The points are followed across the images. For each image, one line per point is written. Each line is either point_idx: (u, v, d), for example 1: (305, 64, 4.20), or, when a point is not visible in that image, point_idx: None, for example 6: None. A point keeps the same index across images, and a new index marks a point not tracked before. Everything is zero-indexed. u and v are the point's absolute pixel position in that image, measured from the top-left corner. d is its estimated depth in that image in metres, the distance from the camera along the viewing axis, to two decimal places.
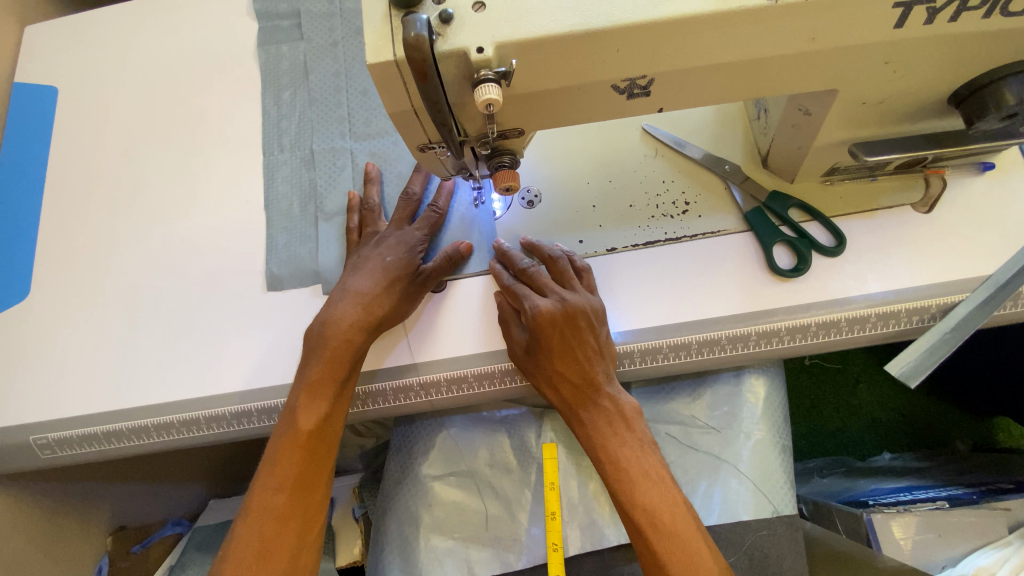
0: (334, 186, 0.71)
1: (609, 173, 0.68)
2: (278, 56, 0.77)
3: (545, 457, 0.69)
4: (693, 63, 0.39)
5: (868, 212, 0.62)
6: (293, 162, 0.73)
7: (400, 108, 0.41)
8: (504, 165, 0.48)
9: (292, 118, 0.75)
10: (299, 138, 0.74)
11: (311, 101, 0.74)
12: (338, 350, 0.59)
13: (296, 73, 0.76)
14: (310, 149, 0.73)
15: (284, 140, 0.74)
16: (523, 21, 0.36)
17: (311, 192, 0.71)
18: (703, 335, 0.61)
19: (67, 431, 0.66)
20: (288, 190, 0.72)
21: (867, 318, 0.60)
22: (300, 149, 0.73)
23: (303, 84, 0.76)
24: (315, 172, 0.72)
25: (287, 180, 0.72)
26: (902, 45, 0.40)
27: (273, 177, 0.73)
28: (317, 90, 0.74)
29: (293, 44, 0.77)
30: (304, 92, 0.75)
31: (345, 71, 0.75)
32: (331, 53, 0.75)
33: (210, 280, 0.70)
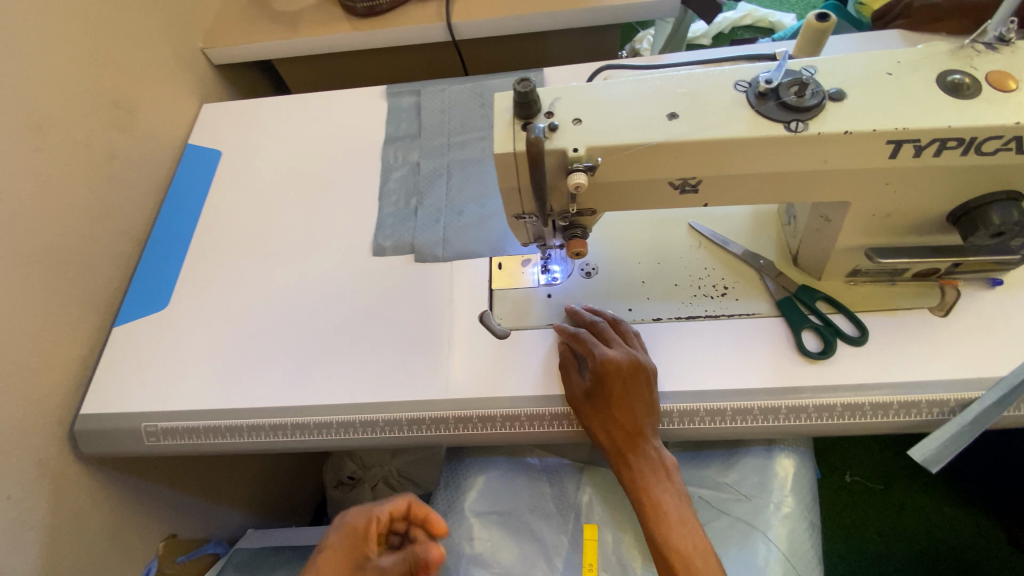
0: (432, 185, 0.91)
1: (658, 256, 0.80)
2: (401, 103, 1.03)
3: (586, 537, 0.74)
4: (732, 171, 0.52)
5: (888, 311, 0.71)
6: (403, 168, 0.94)
7: (510, 185, 0.55)
8: (576, 236, 0.62)
9: (405, 140, 0.98)
10: (409, 154, 0.96)
11: (420, 132, 0.98)
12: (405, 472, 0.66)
13: (412, 112, 1.01)
14: (416, 161, 0.94)
15: (397, 155, 0.96)
16: (608, 134, 0.51)
17: (413, 189, 0.91)
18: (736, 403, 0.68)
19: (174, 422, 0.78)
20: (396, 188, 0.93)
21: (890, 405, 0.66)
22: (408, 160, 0.95)
23: (416, 120, 1.00)
24: (418, 176, 0.92)
25: (396, 181, 0.93)
26: (898, 172, 0.52)
27: (386, 178, 0.94)
28: (427, 123, 0.99)
29: (413, 93, 1.04)
30: (417, 125, 0.99)
31: (448, 109, 1.00)
32: (440, 101, 1.01)
33: (312, 310, 0.83)
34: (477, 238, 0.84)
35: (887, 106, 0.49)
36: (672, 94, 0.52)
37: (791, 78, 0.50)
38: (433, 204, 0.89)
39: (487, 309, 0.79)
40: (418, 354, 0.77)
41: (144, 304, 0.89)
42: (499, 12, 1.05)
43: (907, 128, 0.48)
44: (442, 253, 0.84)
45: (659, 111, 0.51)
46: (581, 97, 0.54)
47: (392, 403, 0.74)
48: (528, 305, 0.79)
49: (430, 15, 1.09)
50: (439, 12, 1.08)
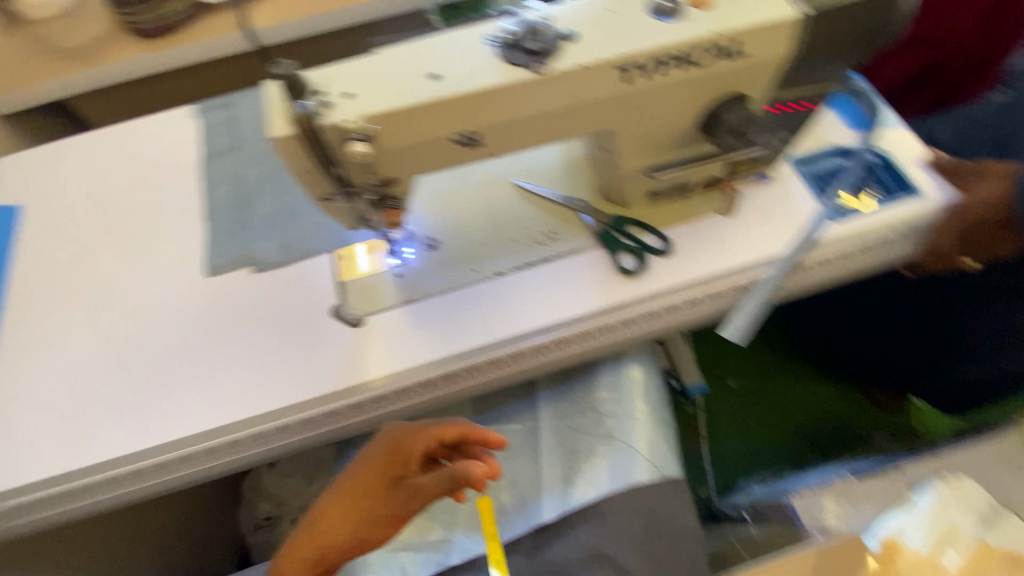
0: (260, 195, 0.90)
1: (493, 216, 0.85)
2: (214, 118, 0.99)
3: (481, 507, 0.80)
4: (501, 117, 0.58)
5: (686, 222, 0.81)
6: (228, 183, 0.92)
7: (301, 167, 0.56)
8: (391, 207, 0.64)
9: (224, 155, 0.95)
10: (231, 168, 0.93)
11: (238, 145, 0.95)
12: (371, 461, 0.69)
13: (228, 125, 0.98)
14: (240, 173, 0.92)
15: (219, 171, 0.93)
16: (378, 101, 0.54)
17: (242, 202, 0.89)
18: (577, 328, 0.76)
19: (8, 502, 0.71)
20: (223, 205, 0.90)
21: (699, 298, 0.77)
22: (232, 174, 0.92)
23: (233, 133, 0.97)
24: (244, 189, 0.90)
25: (223, 197, 0.90)
26: (640, 95, 0.60)
27: (211, 196, 0.91)
28: (244, 134, 0.96)
29: (225, 107, 1.01)
30: (234, 137, 0.96)
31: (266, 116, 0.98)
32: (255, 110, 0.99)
33: (155, 346, 0.79)
34: (315, 237, 0.85)
35: (611, 38, 0.56)
36: (432, 56, 0.56)
37: (529, 26, 0.56)
38: (264, 213, 0.88)
39: (339, 301, 0.80)
40: (275, 363, 0.76)
41: None
42: (298, 13, 1.05)
43: (628, 54, 0.56)
44: (284, 259, 0.83)
45: (422, 73, 0.55)
46: (348, 72, 0.56)
47: (256, 417, 0.73)
48: (377, 289, 0.80)
49: (227, 26, 1.06)
50: (237, 21, 1.06)
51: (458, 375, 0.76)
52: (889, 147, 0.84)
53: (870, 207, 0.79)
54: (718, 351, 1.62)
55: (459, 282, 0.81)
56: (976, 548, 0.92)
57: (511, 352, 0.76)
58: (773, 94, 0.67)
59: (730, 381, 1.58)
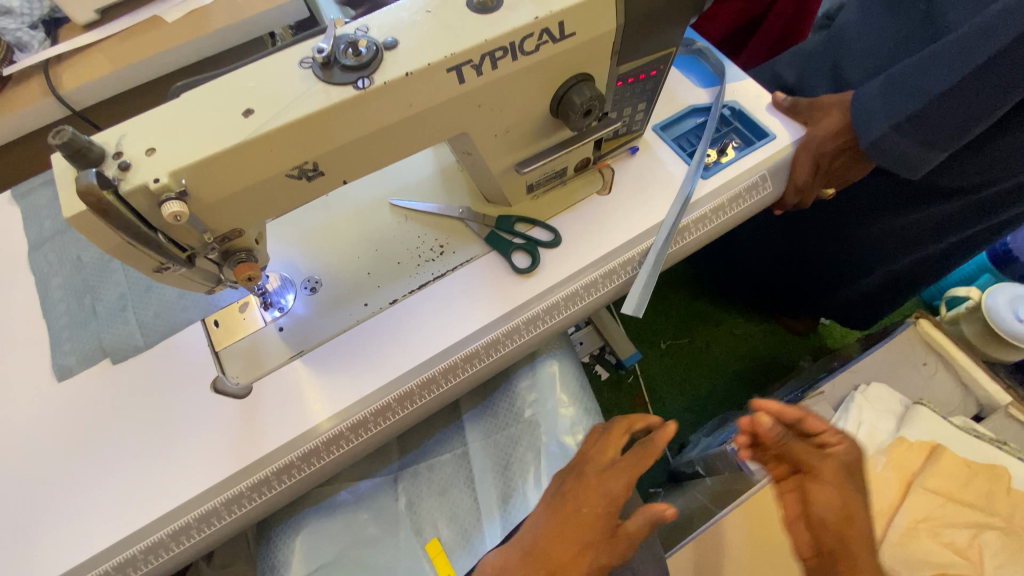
0: (106, 274, 0.79)
1: (374, 242, 0.80)
2: (35, 200, 0.87)
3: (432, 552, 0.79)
4: (336, 143, 0.53)
5: (568, 208, 0.81)
6: (65, 270, 0.80)
7: (114, 243, 0.49)
8: (241, 260, 0.58)
9: (54, 238, 0.83)
10: (65, 251, 0.81)
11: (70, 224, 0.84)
12: (587, 505, 0.63)
13: (53, 205, 0.86)
14: (78, 255, 0.81)
15: (51, 257, 0.81)
16: (185, 152, 0.48)
17: (84, 287, 0.78)
18: (484, 339, 0.73)
19: None
20: (63, 295, 0.79)
21: (597, 280, 0.77)
22: (67, 258, 0.81)
23: (60, 212, 0.85)
24: (84, 272, 0.80)
25: (61, 286, 0.79)
26: (480, 94, 0.58)
27: (47, 288, 0.79)
28: None
29: (46, 184, 0.88)
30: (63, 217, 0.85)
31: None
32: None
33: (7, 477, 0.67)
34: (181, 310, 0.76)
35: (434, 39, 0.53)
36: (240, 91, 0.50)
37: (345, 40, 0.52)
38: (115, 294, 0.78)
39: (219, 373, 0.72)
40: (159, 457, 0.67)
41: None
42: (115, 64, 0.95)
43: (454, 54, 0.53)
44: (145, 340, 0.74)
45: (233, 112, 0.50)
46: (148, 124, 0.49)
47: (146, 525, 0.64)
48: (260, 350, 0.73)
49: (31, 92, 0.93)
50: (43, 85, 0.94)
51: (367, 423, 0.71)
52: (738, 98, 0.87)
53: (731, 157, 0.82)
54: (647, 317, 1.65)
55: (352, 321, 0.75)
56: (898, 447, 0.96)
57: (421, 382, 0.72)
58: (616, 68, 0.67)
59: (664, 344, 1.62)
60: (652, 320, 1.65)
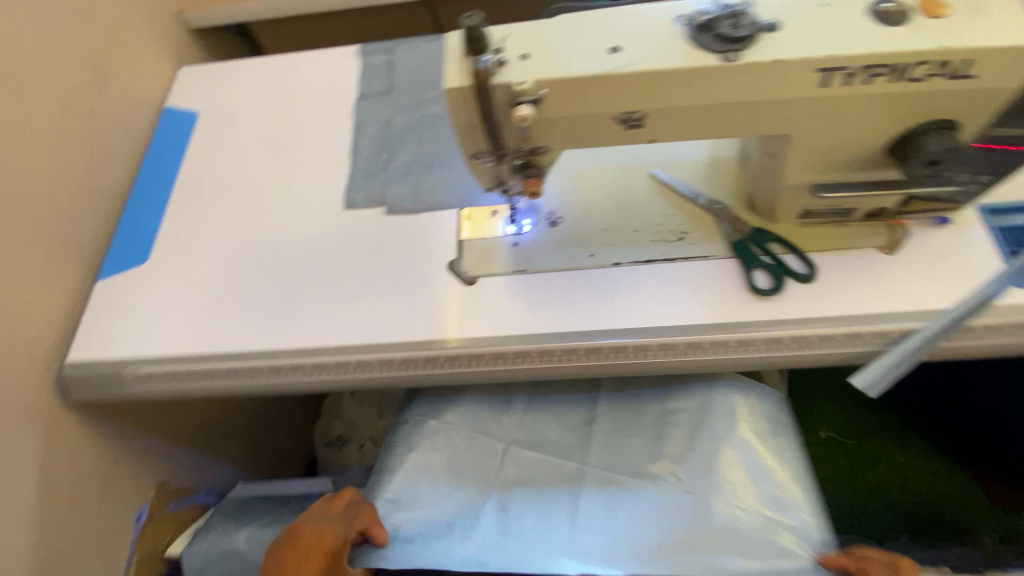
0: (404, 142, 0.94)
1: (621, 204, 0.82)
2: (373, 61, 1.05)
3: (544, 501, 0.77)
4: (671, 104, 0.55)
5: (837, 250, 0.74)
6: (376, 125, 0.97)
7: (463, 121, 0.57)
8: (532, 175, 0.64)
9: (376, 98, 1.00)
10: (382, 111, 0.98)
11: (392, 92, 1.00)
12: None
13: (384, 70, 1.04)
14: (389, 118, 0.97)
15: (371, 112, 0.99)
16: (553, 67, 0.53)
17: (385, 144, 0.94)
18: (688, 337, 0.71)
19: (155, 367, 0.78)
20: (369, 144, 0.95)
21: (835, 337, 0.69)
22: (381, 117, 0.97)
23: (387, 80, 1.02)
24: (390, 133, 0.95)
25: (369, 137, 0.96)
26: (831, 102, 0.55)
27: (360, 134, 0.96)
28: (399, 82, 1.02)
29: (386, 52, 1.06)
30: (388, 85, 1.01)
31: (422, 70, 1.03)
32: (414, 61, 1.05)
33: (288, 261, 0.83)
34: (446, 192, 0.88)
35: (815, 35, 0.52)
36: (615, 29, 0.54)
37: (729, 12, 0.52)
38: (404, 160, 0.92)
39: (454, 257, 0.81)
40: (390, 300, 0.78)
41: (124, 256, 0.89)
42: None
43: (831, 56, 0.51)
44: (412, 204, 0.87)
45: (602, 46, 0.54)
46: (530, 33, 0.56)
47: (361, 344, 0.75)
48: (492, 253, 0.81)
49: None
50: None
51: (552, 354, 0.73)
52: None
53: None
54: (814, 397, 1.48)
55: (570, 265, 0.78)
56: None
57: (614, 345, 0.72)
58: (993, 125, 0.58)
59: (820, 433, 1.43)
60: (817, 403, 1.47)
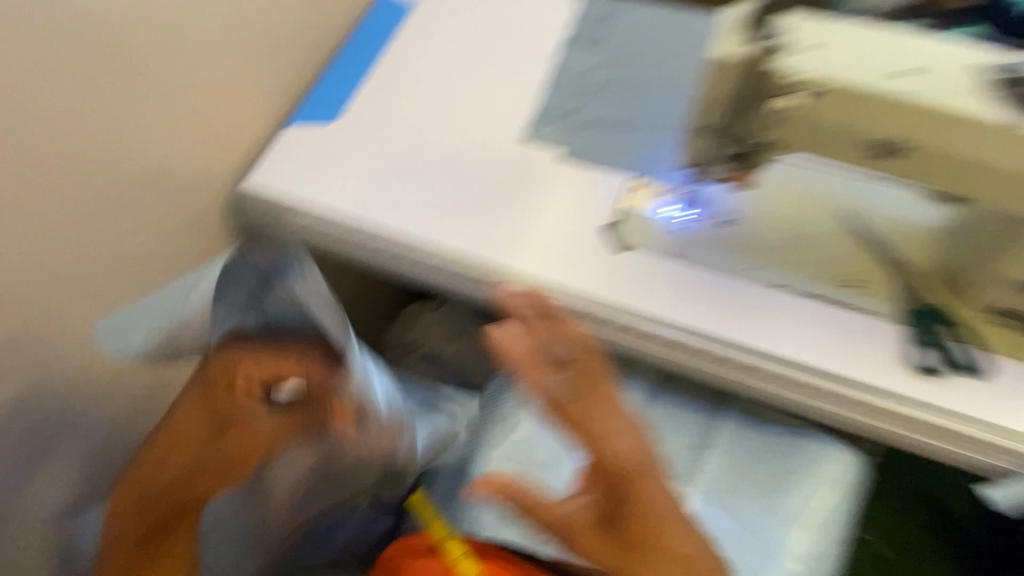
0: (601, 92, 0.94)
1: (799, 231, 0.78)
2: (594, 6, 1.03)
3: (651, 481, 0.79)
4: (933, 145, 0.54)
5: (1016, 361, 0.70)
6: (579, 68, 0.96)
7: (721, 91, 0.59)
8: (749, 168, 0.63)
9: (585, 41, 0.99)
10: (586, 56, 0.98)
11: (603, 41, 0.99)
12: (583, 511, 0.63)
13: (601, 17, 1.02)
14: (592, 65, 0.97)
15: (577, 53, 0.98)
16: (836, 70, 0.54)
17: (582, 89, 0.94)
18: (827, 384, 0.71)
19: (319, 220, 0.85)
20: (566, 83, 0.95)
21: (983, 442, 0.67)
22: (584, 62, 0.97)
23: (602, 28, 1.01)
24: (590, 80, 0.95)
25: (569, 77, 0.95)
26: None
27: (560, 71, 0.96)
28: (613, 33, 1.00)
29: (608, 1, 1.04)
30: (601, 32, 1.00)
31: (638, 28, 1.01)
32: (633, 16, 1.02)
33: (461, 167, 0.86)
34: (621, 156, 0.87)
35: None
36: (901, 56, 0.55)
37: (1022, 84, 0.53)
38: (596, 111, 0.92)
39: (616, 222, 0.81)
40: (540, 238, 0.80)
41: (318, 111, 0.94)
42: None
43: None
44: (586, 157, 0.87)
45: (887, 69, 0.55)
46: (816, 30, 0.57)
47: (506, 270, 0.78)
48: (653, 230, 0.80)
49: None
50: None
51: (689, 346, 0.74)
52: None
53: None
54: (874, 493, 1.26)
55: (738, 271, 0.77)
56: None
57: (747, 363, 0.72)
58: None
59: None
60: None
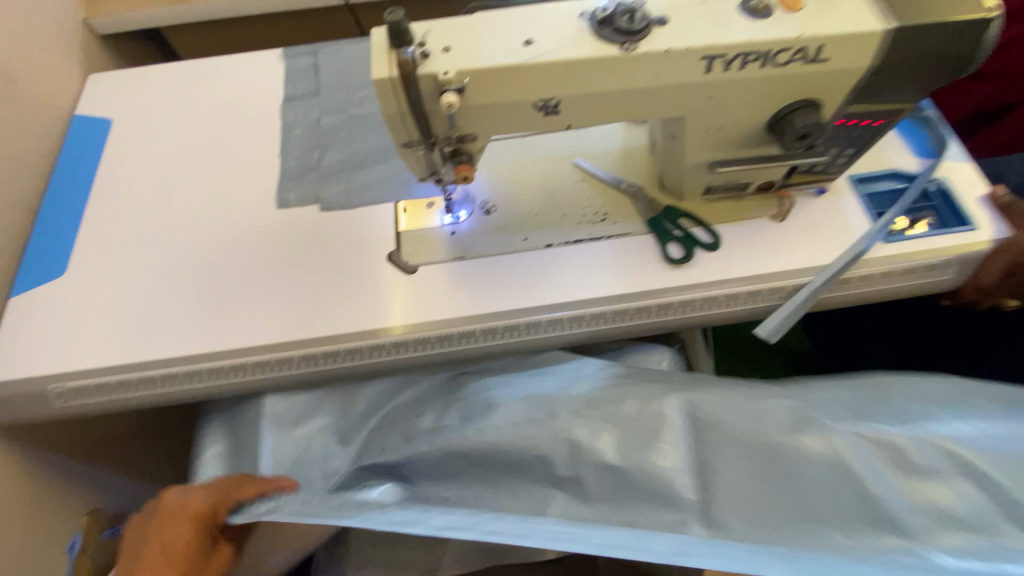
0: (336, 139, 0.96)
1: (546, 190, 0.88)
2: (299, 65, 1.06)
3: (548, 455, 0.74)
4: (582, 90, 0.61)
5: (739, 221, 0.83)
6: (306, 125, 0.98)
7: (391, 111, 0.61)
8: (462, 161, 0.69)
9: (303, 99, 1.01)
10: (309, 111, 0.99)
11: (320, 93, 1.02)
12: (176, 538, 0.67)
13: (310, 72, 1.05)
14: (318, 118, 0.98)
15: (299, 112, 1.00)
16: (474, 58, 0.58)
17: (316, 143, 0.96)
18: (615, 306, 0.78)
19: (83, 380, 0.76)
20: (299, 143, 0.96)
21: (739, 295, 0.79)
22: (309, 118, 0.99)
23: (315, 81, 1.03)
24: (321, 131, 0.97)
25: (300, 137, 0.96)
26: (717, 87, 0.64)
27: (289, 134, 0.97)
28: (327, 82, 1.03)
29: (311, 55, 1.07)
30: (315, 86, 1.03)
31: (349, 70, 1.06)
32: (339, 61, 1.07)
33: (222, 262, 0.83)
34: (379, 188, 0.90)
35: (696, 28, 0.60)
36: (526, 22, 0.60)
37: (624, 6, 0.59)
38: (336, 158, 0.94)
39: (395, 249, 0.83)
40: (325, 294, 0.79)
41: (38, 270, 0.84)
42: None
43: (712, 46, 0.59)
44: (346, 202, 0.89)
45: (517, 39, 0.59)
46: (449, 28, 0.60)
47: (310, 339, 0.76)
48: (429, 243, 0.84)
49: None
50: None
51: (496, 330, 0.78)
52: (951, 178, 0.85)
53: (919, 232, 0.81)
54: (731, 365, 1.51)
55: (507, 249, 0.83)
56: None
57: (550, 318, 0.78)
58: (845, 105, 0.69)
59: None
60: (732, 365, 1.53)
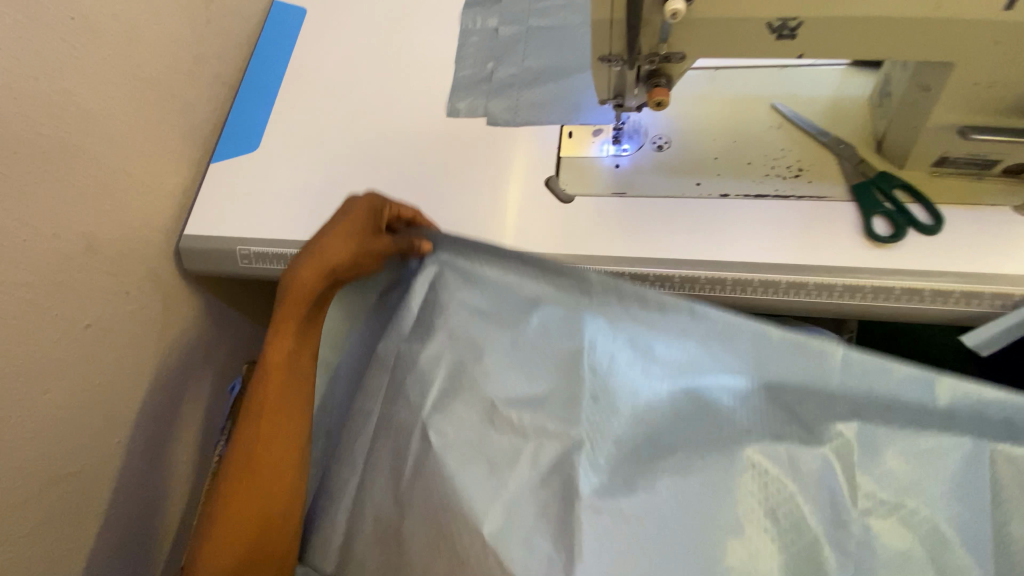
0: (511, 51, 0.93)
1: (734, 133, 0.78)
2: None
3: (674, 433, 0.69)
4: (836, 13, 0.54)
5: (967, 206, 0.69)
6: (484, 33, 0.95)
7: (601, 17, 0.56)
8: (659, 85, 0.62)
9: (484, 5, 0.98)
10: (488, 19, 0.96)
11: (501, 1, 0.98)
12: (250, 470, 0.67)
13: None
14: (496, 27, 0.95)
15: (478, 19, 0.97)
16: None
17: (491, 53, 0.93)
18: (792, 277, 0.68)
19: (264, 248, 0.83)
20: (474, 52, 0.94)
21: (951, 293, 0.65)
22: (487, 26, 0.96)
23: None
24: (497, 42, 0.94)
25: (476, 44, 0.94)
26: (1010, 28, 0.54)
27: (465, 41, 0.95)
28: None
29: None
30: None
31: None
32: None
33: (390, 160, 0.85)
34: (548, 107, 0.86)
35: None
36: None
37: None
38: (508, 71, 0.91)
39: (554, 174, 0.80)
40: (482, 206, 0.79)
41: (237, 143, 0.93)
42: None
43: None
44: (512, 118, 0.86)
45: None
46: None
47: None
48: (592, 172, 0.80)
49: None
50: None
51: (647, 277, 0.71)
52: None
53: None
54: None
55: (678, 192, 0.76)
56: None
57: (710, 276, 0.70)
58: None
59: None
60: None
